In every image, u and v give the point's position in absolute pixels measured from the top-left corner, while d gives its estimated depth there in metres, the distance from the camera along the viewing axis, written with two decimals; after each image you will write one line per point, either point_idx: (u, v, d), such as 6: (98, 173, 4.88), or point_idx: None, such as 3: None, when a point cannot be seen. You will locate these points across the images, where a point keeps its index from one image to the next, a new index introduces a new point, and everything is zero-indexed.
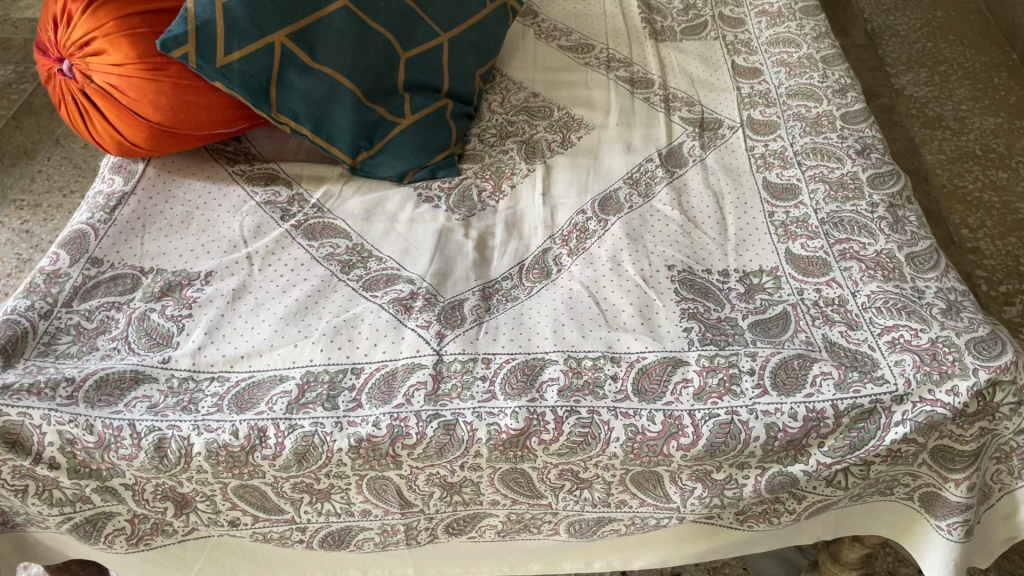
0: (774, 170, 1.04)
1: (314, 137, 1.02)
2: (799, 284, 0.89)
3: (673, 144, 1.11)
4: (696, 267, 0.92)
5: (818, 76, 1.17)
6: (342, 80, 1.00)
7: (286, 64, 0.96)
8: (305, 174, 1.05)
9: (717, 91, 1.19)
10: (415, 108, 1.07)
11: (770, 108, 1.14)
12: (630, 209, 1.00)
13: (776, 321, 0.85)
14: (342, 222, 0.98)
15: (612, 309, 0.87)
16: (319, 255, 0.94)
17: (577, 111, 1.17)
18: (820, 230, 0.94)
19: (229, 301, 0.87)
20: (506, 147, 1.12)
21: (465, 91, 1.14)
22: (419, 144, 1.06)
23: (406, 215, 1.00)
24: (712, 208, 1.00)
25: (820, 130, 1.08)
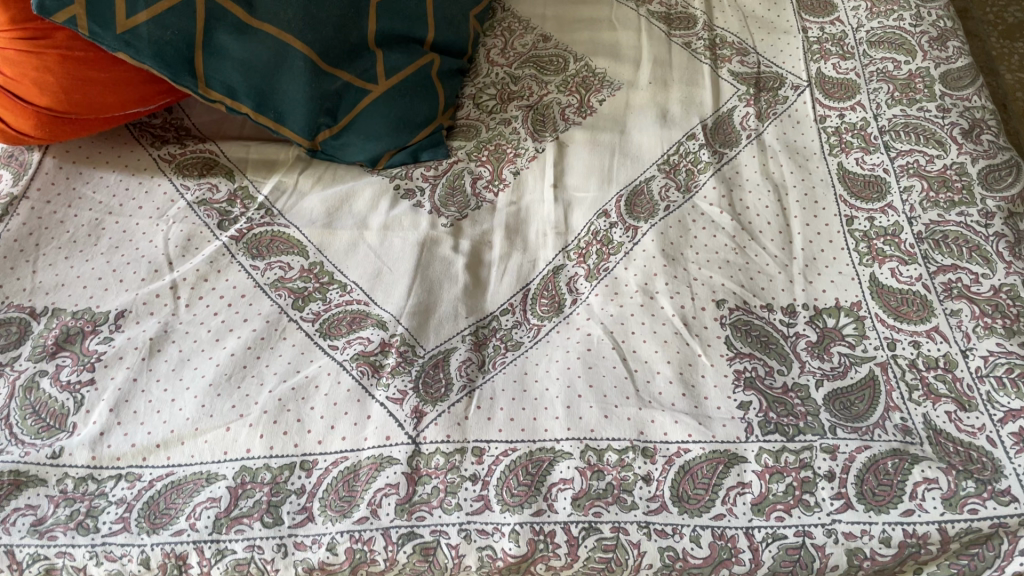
0: (853, 154, 0.81)
1: (258, 116, 0.79)
2: (888, 333, 0.68)
3: (720, 112, 0.87)
4: (753, 302, 0.71)
5: (910, 16, 0.91)
6: (292, 41, 0.75)
7: (212, 24, 0.72)
8: (251, 158, 0.82)
9: (777, 32, 0.94)
10: (391, 69, 0.82)
11: (846, 61, 0.89)
12: (667, 212, 0.78)
13: (859, 394, 0.64)
14: (296, 231, 0.77)
15: (643, 370, 0.66)
16: (265, 282, 0.73)
17: (599, 63, 0.92)
18: (915, 250, 0.72)
19: (144, 358, 0.67)
20: (507, 115, 0.88)
21: (457, 40, 0.89)
22: (395, 119, 0.82)
23: (379, 218, 0.78)
24: (773, 209, 0.78)
25: (914, 97, 0.83)
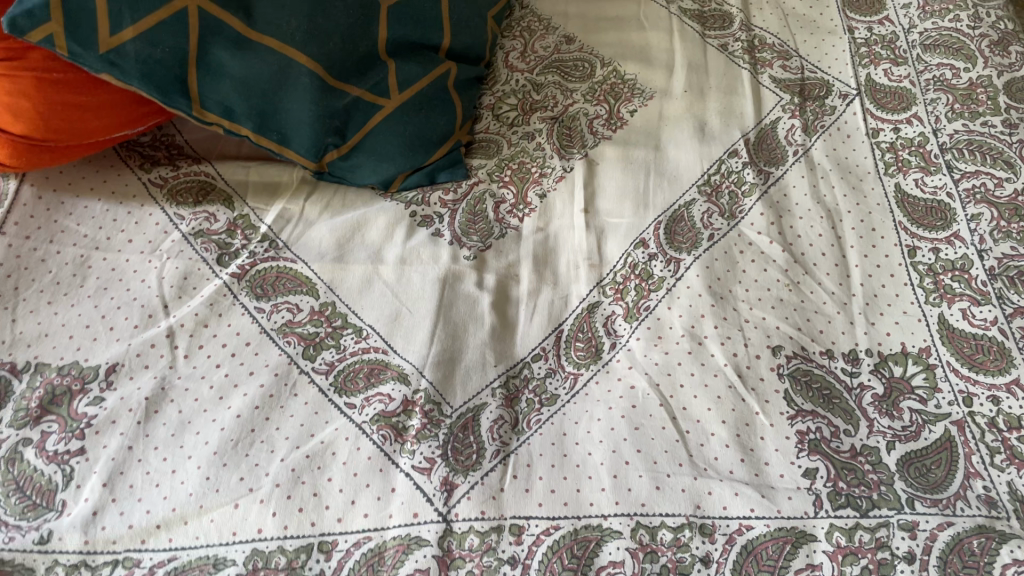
0: (912, 175, 0.74)
1: (260, 138, 0.71)
2: (963, 386, 0.62)
3: (763, 124, 0.80)
4: (811, 348, 0.64)
5: (968, 17, 0.84)
6: (295, 55, 0.67)
7: (208, 39, 0.64)
8: (251, 181, 0.75)
9: (821, 33, 0.87)
10: (404, 81, 0.74)
11: (899, 67, 0.82)
12: (711, 241, 0.71)
13: (935, 458, 0.58)
14: (304, 266, 0.70)
15: (695, 431, 0.60)
16: (271, 328, 0.66)
17: (628, 68, 0.85)
18: (989, 288, 0.66)
19: (139, 421, 0.60)
20: (530, 128, 0.81)
21: (474, 45, 0.81)
22: (410, 137, 0.75)
23: (395, 250, 0.71)
24: (827, 238, 0.71)
25: (977, 110, 0.76)
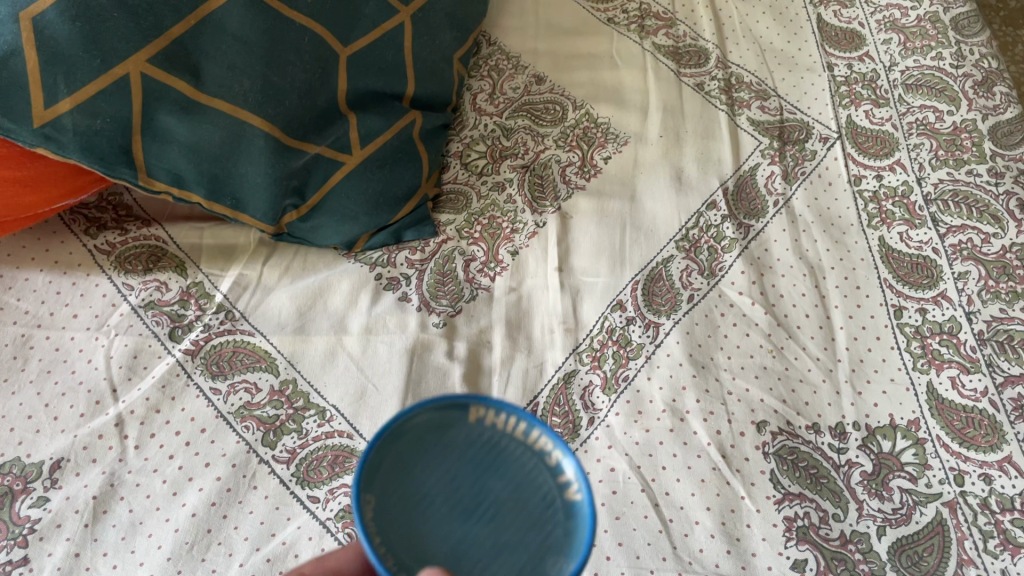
0: (896, 228, 0.72)
1: (212, 205, 0.67)
2: (954, 463, 0.59)
3: (741, 171, 0.77)
4: (798, 423, 0.61)
5: (950, 55, 0.83)
6: (247, 117, 0.62)
7: (153, 105, 0.59)
8: (206, 244, 0.71)
9: (799, 70, 0.84)
10: (367, 135, 0.70)
11: (880, 108, 0.80)
12: (691, 303, 0.68)
13: (927, 544, 0.56)
14: (262, 340, 0.66)
15: (679, 520, 0.57)
16: (227, 411, 0.62)
17: (601, 111, 0.81)
18: (978, 355, 0.64)
19: (86, 524, 0.56)
20: (501, 178, 0.77)
21: (440, 91, 0.77)
22: (374, 194, 0.71)
23: (360, 319, 0.67)
24: (811, 298, 0.68)
25: (961, 157, 0.75)
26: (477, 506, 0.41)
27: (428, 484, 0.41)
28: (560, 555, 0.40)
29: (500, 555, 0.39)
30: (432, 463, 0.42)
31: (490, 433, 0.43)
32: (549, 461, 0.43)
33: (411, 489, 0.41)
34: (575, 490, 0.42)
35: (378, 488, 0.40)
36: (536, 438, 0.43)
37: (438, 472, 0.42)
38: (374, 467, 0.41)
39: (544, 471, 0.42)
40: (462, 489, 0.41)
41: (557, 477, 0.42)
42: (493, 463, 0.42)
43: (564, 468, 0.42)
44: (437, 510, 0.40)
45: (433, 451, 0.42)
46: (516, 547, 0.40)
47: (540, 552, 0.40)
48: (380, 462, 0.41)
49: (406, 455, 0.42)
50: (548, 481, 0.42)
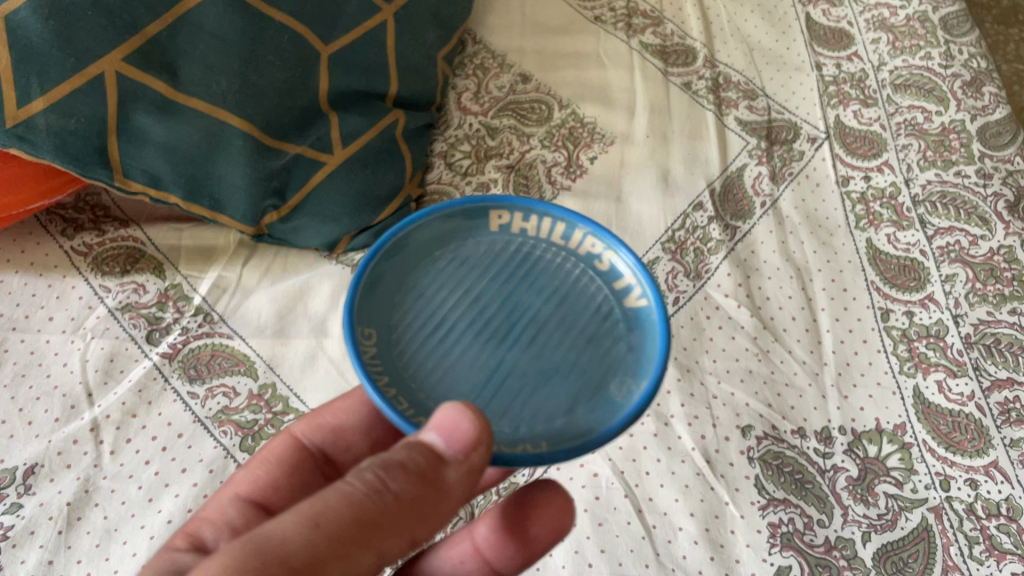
0: (884, 230, 0.71)
1: (190, 206, 0.66)
2: (940, 468, 0.59)
3: (729, 171, 0.76)
4: (783, 427, 0.61)
5: (939, 55, 0.82)
6: (227, 116, 0.62)
7: (129, 104, 0.58)
8: (184, 245, 0.70)
9: (788, 69, 0.84)
10: (348, 135, 0.69)
11: (869, 108, 0.79)
12: (676, 306, 0.67)
13: (912, 550, 0.56)
14: (241, 343, 0.65)
15: (662, 525, 0.56)
16: (205, 416, 0.61)
17: (587, 110, 0.80)
18: (965, 358, 0.63)
19: (60, 531, 0.55)
20: (485, 178, 0.76)
21: (424, 90, 0.76)
22: (356, 195, 0.69)
23: (341, 322, 0.66)
24: (798, 300, 0.68)
25: (950, 158, 0.74)
26: (520, 309, 0.46)
27: (472, 295, 0.46)
28: (624, 364, 0.44)
29: (548, 349, 0.44)
30: (461, 259, 0.47)
31: (530, 248, 0.48)
32: (595, 262, 0.48)
33: (448, 292, 0.46)
34: (638, 296, 0.47)
35: (395, 300, 0.45)
36: (569, 235, 0.48)
37: (469, 274, 0.46)
38: (401, 275, 0.46)
39: (593, 280, 0.47)
40: (501, 292, 0.46)
41: (609, 279, 0.47)
42: (524, 267, 0.47)
43: (612, 262, 0.48)
44: (473, 311, 0.45)
45: (463, 265, 0.47)
46: (579, 365, 0.44)
47: (603, 372, 0.44)
48: (410, 268, 0.46)
49: (435, 262, 0.46)
50: (586, 274, 0.48)
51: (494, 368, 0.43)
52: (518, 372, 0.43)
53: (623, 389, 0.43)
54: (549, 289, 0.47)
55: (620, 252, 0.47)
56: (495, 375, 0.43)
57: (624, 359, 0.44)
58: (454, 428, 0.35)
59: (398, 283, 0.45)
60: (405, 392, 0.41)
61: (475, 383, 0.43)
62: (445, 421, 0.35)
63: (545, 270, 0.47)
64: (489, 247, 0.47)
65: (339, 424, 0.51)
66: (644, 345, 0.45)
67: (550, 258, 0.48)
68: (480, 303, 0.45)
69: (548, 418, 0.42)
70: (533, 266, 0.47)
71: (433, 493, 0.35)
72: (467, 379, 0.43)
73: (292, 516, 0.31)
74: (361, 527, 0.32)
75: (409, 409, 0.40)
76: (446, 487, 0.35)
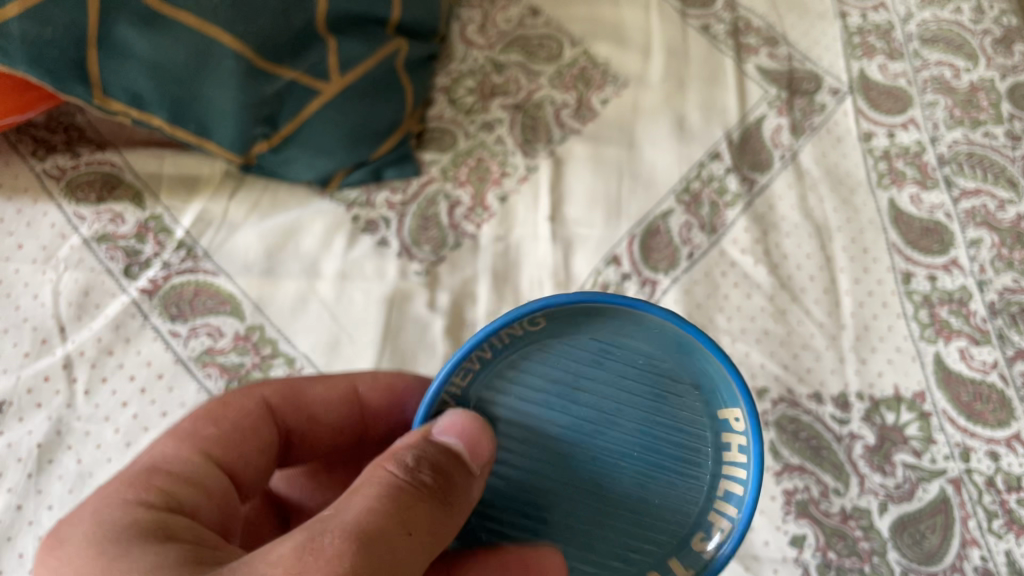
0: (907, 189, 0.68)
1: (173, 130, 0.60)
2: (961, 438, 0.56)
3: (747, 121, 0.72)
4: (800, 390, 0.58)
5: (970, 9, 0.78)
6: (218, 34, 0.55)
7: (109, 14, 0.52)
8: (166, 173, 0.64)
9: (811, 16, 0.79)
10: (347, 62, 0.62)
11: (895, 61, 0.76)
12: (689, 260, 0.64)
13: (930, 522, 0.54)
14: (226, 281, 0.60)
15: None
16: (186, 356, 0.57)
17: (600, 49, 0.75)
18: (989, 326, 0.61)
19: (30, 475, 0.51)
20: (490, 117, 0.72)
21: (428, 19, 0.70)
22: (351, 128, 0.64)
23: (334, 264, 0.62)
24: (817, 259, 0.64)
25: (978, 118, 0.71)
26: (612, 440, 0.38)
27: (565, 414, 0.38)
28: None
29: (606, 520, 0.38)
30: (614, 355, 0.39)
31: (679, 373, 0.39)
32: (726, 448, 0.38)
33: (609, 376, 0.39)
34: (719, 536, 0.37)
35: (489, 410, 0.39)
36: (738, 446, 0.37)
37: (639, 388, 0.39)
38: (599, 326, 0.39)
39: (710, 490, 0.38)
40: (644, 426, 0.38)
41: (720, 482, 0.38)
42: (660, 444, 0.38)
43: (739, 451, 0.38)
44: (601, 421, 0.38)
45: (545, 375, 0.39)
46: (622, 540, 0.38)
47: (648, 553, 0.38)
48: (619, 325, 0.39)
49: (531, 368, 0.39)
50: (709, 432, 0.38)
51: (537, 461, 0.38)
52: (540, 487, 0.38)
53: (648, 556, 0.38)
54: (650, 493, 0.38)
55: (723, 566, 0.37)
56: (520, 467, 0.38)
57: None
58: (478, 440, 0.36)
59: (590, 315, 0.39)
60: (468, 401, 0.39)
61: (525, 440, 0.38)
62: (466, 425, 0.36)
63: (674, 481, 0.38)
64: (670, 372, 0.39)
65: (315, 412, 0.46)
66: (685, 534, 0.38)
67: (693, 478, 0.38)
68: (622, 448, 0.38)
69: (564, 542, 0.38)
70: (678, 464, 0.38)
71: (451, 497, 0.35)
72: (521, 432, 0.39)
73: (311, 527, 0.30)
74: (383, 526, 0.31)
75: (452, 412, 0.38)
76: (465, 497, 0.35)
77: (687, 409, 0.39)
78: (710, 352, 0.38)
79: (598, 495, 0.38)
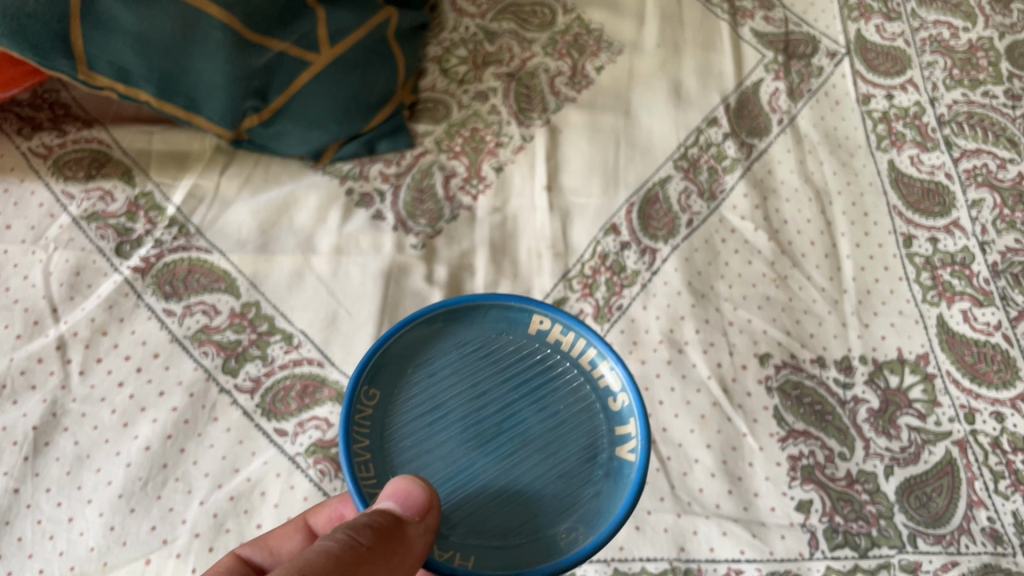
0: (907, 151, 0.68)
1: (162, 105, 0.59)
2: (965, 400, 0.56)
3: (743, 86, 0.71)
4: (803, 356, 0.58)
5: None
6: (204, 5, 0.54)
7: None
8: (155, 150, 0.63)
9: None
10: (336, 34, 0.61)
11: (892, 23, 0.75)
12: (689, 228, 0.63)
13: (936, 484, 0.53)
14: (221, 258, 0.59)
15: (677, 458, 0.53)
16: (181, 334, 0.56)
17: (594, 16, 0.74)
18: (991, 287, 0.61)
19: (26, 458, 0.50)
20: (484, 87, 0.71)
21: None
22: (343, 100, 0.63)
23: (329, 238, 0.61)
24: (818, 223, 0.64)
25: (977, 77, 0.71)
26: (514, 422, 0.43)
27: (456, 394, 0.44)
28: (594, 511, 0.41)
29: (545, 464, 0.42)
30: (449, 359, 0.45)
31: (540, 350, 0.46)
32: (608, 398, 0.45)
33: (450, 375, 0.44)
34: (630, 448, 0.43)
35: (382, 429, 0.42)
36: (596, 363, 0.45)
37: (479, 367, 0.45)
38: (419, 344, 0.45)
39: (599, 412, 0.44)
40: (516, 389, 0.44)
41: (601, 392, 0.45)
42: (541, 389, 0.44)
43: (594, 362, 0.45)
44: (474, 405, 0.43)
45: (421, 379, 0.44)
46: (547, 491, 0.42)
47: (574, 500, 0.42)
48: (430, 337, 0.46)
49: (420, 377, 0.44)
50: (585, 389, 0.45)
51: (464, 465, 0.42)
52: (485, 484, 0.41)
53: (572, 534, 0.41)
54: (556, 431, 0.43)
55: (633, 396, 0.44)
56: (459, 478, 0.41)
57: (574, 542, 0.40)
58: (407, 492, 0.36)
59: (412, 354, 0.45)
60: (377, 460, 0.41)
61: (443, 472, 0.41)
62: (395, 488, 0.36)
63: (558, 394, 0.44)
64: (482, 342, 0.46)
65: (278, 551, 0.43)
66: (611, 496, 0.42)
67: (567, 380, 0.45)
68: (511, 411, 0.43)
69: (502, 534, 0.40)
70: (549, 381, 0.45)
71: (392, 552, 0.33)
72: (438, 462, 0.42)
73: None
74: None
75: (369, 477, 0.40)
76: (406, 548, 0.34)
77: (544, 361, 0.45)
78: (489, 303, 0.46)
79: (512, 463, 0.42)
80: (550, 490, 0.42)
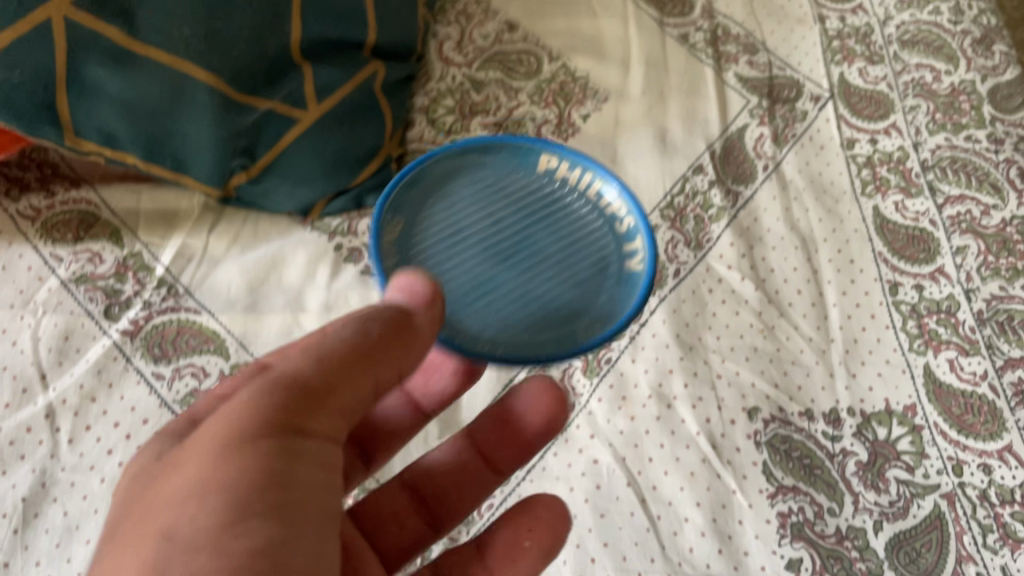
0: (892, 197, 0.68)
1: (149, 167, 0.59)
2: (952, 452, 0.57)
3: (729, 132, 0.72)
4: (791, 409, 0.58)
5: (948, 10, 0.78)
6: (191, 69, 0.54)
7: (79, 53, 0.51)
8: (143, 209, 0.64)
9: (789, 23, 0.79)
10: (323, 89, 0.62)
11: (875, 66, 0.76)
12: (676, 279, 0.64)
13: (925, 539, 0.53)
14: (210, 319, 0.59)
15: (667, 517, 0.53)
16: (170, 398, 0.56)
17: (579, 64, 0.75)
18: (977, 336, 0.61)
19: (16, 530, 0.50)
20: (470, 137, 0.71)
21: (405, 40, 0.69)
22: (331, 155, 0.63)
23: (318, 296, 0.62)
24: (804, 272, 0.64)
25: (960, 121, 0.71)
26: (529, 244, 0.51)
27: (474, 218, 0.52)
28: (611, 309, 0.49)
29: (546, 277, 0.50)
30: (468, 199, 0.52)
31: (548, 181, 0.54)
32: (617, 225, 0.53)
33: (469, 205, 0.52)
34: (639, 261, 0.51)
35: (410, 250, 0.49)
36: (602, 193, 0.53)
37: (493, 199, 0.53)
38: (438, 184, 0.53)
39: (609, 234, 0.52)
40: (527, 216, 0.52)
41: (616, 231, 0.52)
42: (547, 210, 0.53)
43: (603, 192, 0.53)
44: (491, 230, 0.51)
45: (445, 209, 0.52)
46: (564, 292, 0.49)
47: (584, 302, 0.49)
48: (450, 176, 0.53)
49: (448, 200, 0.52)
50: (603, 225, 0.52)
51: (490, 276, 0.49)
52: (509, 288, 0.49)
53: (590, 326, 0.48)
54: (569, 254, 0.51)
55: (638, 216, 0.52)
56: (485, 284, 0.49)
57: (589, 333, 0.48)
58: (411, 285, 0.37)
59: (437, 188, 0.53)
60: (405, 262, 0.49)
61: (468, 282, 0.49)
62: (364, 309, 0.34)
63: (568, 217, 0.52)
64: (496, 180, 0.54)
65: None
66: (622, 299, 0.50)
67: (574, 209, 0.53)
68: (523, 235, 0.51)
69: (515, 328, 0.48)
70: (554, 209, 0.53)
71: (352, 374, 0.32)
72: (462, 276, 0.49)
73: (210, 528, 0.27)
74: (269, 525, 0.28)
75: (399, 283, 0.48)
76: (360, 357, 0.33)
77: (555, 191, 0.53)
78: (496, 148, 0.54)
79: (529, 275, 0.50)
80: (568, 296, 0.49)
